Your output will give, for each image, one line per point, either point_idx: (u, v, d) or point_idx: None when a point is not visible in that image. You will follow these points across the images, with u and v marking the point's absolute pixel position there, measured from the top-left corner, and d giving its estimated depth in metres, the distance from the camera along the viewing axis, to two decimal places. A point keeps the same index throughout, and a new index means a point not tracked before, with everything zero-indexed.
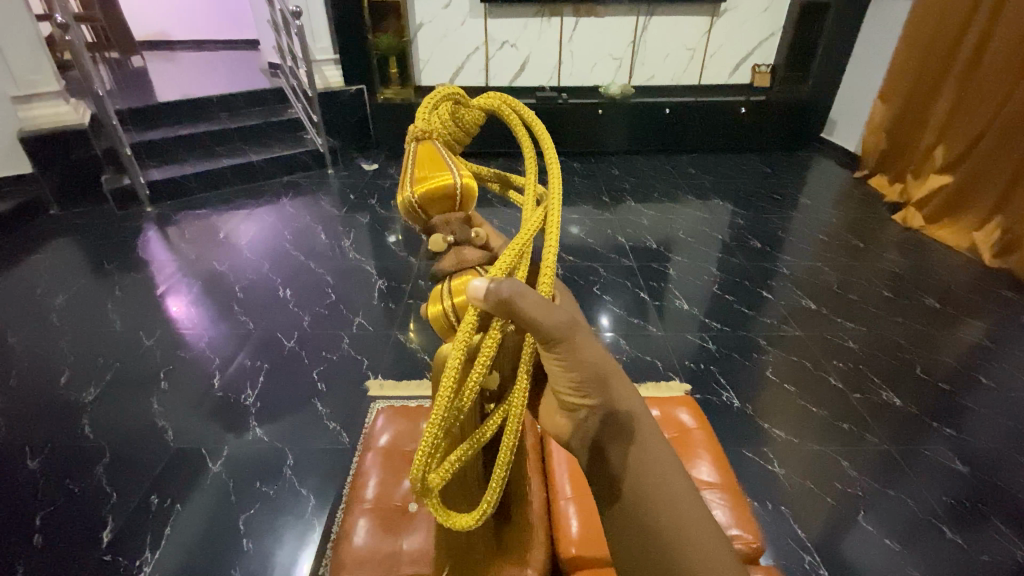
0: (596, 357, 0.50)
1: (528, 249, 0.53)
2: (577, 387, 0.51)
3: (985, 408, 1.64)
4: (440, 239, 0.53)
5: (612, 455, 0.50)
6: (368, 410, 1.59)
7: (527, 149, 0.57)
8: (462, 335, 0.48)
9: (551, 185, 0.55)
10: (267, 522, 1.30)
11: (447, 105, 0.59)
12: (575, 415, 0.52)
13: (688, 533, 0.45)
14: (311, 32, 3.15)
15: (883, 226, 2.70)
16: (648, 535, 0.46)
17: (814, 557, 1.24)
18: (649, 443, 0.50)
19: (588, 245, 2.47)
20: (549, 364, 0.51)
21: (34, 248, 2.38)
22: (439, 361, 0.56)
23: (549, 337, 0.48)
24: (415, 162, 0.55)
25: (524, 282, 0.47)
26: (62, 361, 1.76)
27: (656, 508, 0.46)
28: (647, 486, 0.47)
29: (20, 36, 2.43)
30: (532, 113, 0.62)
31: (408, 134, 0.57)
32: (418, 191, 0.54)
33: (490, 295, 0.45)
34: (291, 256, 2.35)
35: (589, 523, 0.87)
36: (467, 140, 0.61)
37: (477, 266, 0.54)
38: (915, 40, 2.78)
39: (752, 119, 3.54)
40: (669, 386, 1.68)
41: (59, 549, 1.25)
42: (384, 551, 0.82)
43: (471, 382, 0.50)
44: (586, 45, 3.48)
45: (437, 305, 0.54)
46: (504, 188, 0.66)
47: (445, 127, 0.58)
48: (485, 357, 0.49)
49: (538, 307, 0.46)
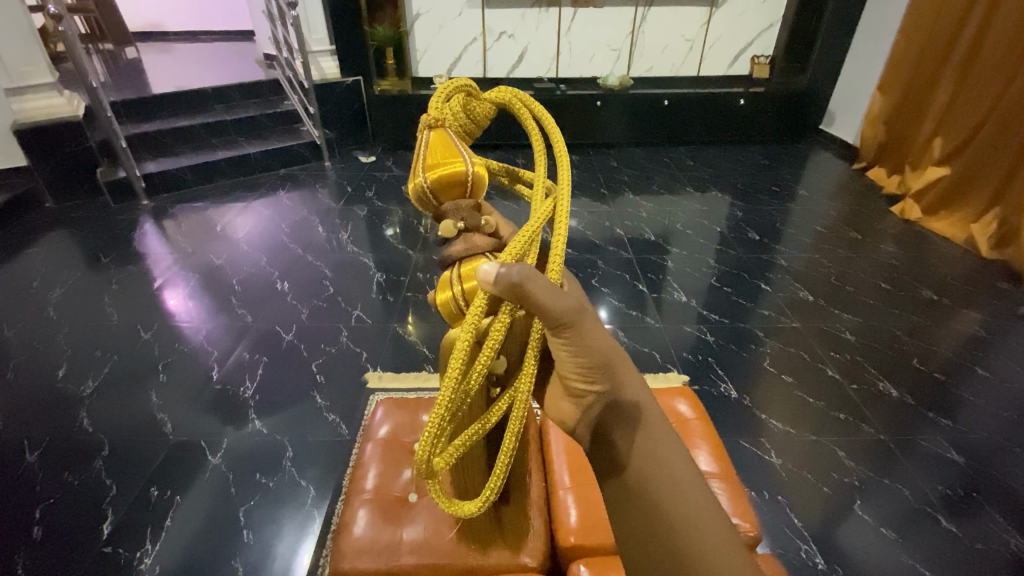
0: (603, 344, 0.50)
1: (538, 237, 0.54)
2: (585, 373, 0.51)
3: (981, 398, 1.65)
4: (450, 225, 0.53)
5: (618, 440, 0.50)
6: (368, 402, 1.59)
7: (537, 142, 0.57)
8: (471, 319, 0.49)
9: (562, 176, 0.55)
10: (267, 513, 1.30)
11: (459, 97, 0.59)
12: (582, 402, 0.52)
13: (692, 517, 0.45)
14: (307, 23, 3.12)
15: (881, 217, 2.71)
16: (651, 520, 0.46)
17: (810, 545, 1.26)
18: (656, 431, 0.50)
19: (587, 237, 2.47)
20: (556, 350, 0.51)
21: (31, 241, 2.37)
22: (447, 346, 0.56)
23: (556, 322, 0.48)
24: (427, 148, 0.55)
25: (534, 267, 0.47)
26: (59, 355, 1.76)
27: (661, 493, 0.47)
28: (652, 470, 0.48)
29: (13, 28, 2.41)
30: (543, 108, 0.61)
31: (421, 121, 0.56)
32: (431, 177, 0.54)
33: (501, 279, 0.46)
34: (289, 248, 2.34)
35: (589, 512, 0.87)
36: (478, 133, 0.61)
37: (487, 252, 0.54)
38: (914, 30, 2.77)
39: (750, 111, 3.53)
40: (668, 377, 1.68)
41: (60, 540, 1.25)
42: (383, 541, 0.83)
43: (478, 366, 0.50)
44: (584, 35, 3.45)
45: (447, 291, 0.53)
46: (513, 182, 0.66)
47: (457, 119, 0.58)
48: (493, 341, 0.49)
49: (547, 293, 0.47)
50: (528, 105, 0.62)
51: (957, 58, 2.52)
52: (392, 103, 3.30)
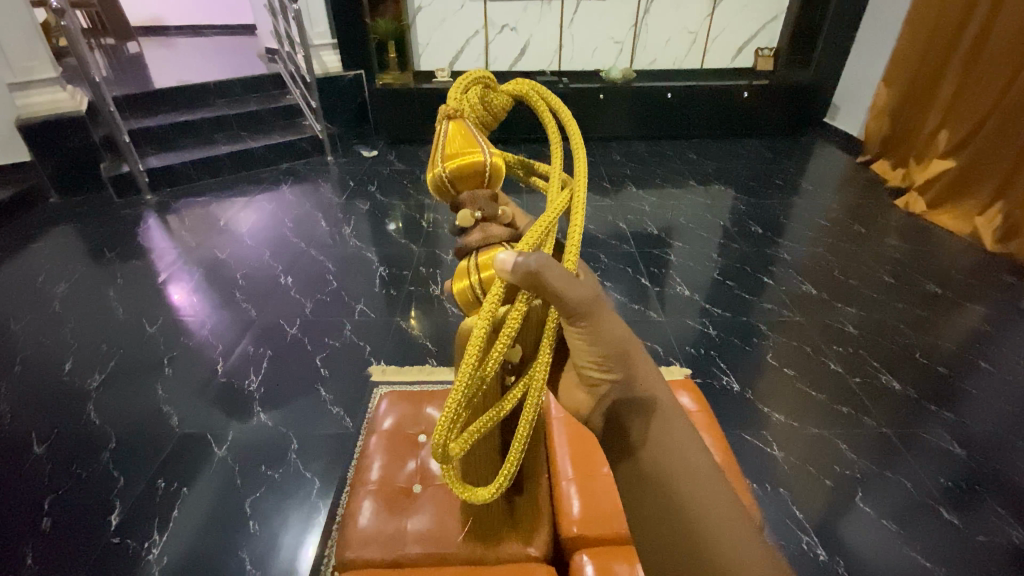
0: (618, 333, 0.52)
1: (554, 228, 0.54)
2: (600, 361, 0.52)
3: (983, 391, 1.65)
4: (468, 214, 0.54)
5: (632, 428, 0.51)
6: (372, 394, 1.60)
7: (553, 136, 0.58)
8: (488, 306, 0.49)
9: (577, 171, 0.56)
10: (273, 505, 1.31)
11: (476, 90, 0.60)
12: (596, 391, 0.54)
13: (705, 500, 0.46)
14: (309, 17, 3.11)
15: (885, 210, 2.70)
16: (666, 505, 0.47)
17: (811, 537, 1.26)
18: (670, 420, 0.51)
19: (589, 231, 2.47)
20: (572, 338, 0.52)
21: (35, 236, 2.38)
22: (462, 334, 0.57)
23: (572, 312, 0.49)
24: (445, 138, 0.56)
25: (552, 257, 0.48)
26: (65, 349, 1.77)
27: (676, 479, 0.48)
28: (667, 457, 0.49)
29: (16, 23, 2.41)
30: (560, 101, 0.62)
31: (440, 112, 0.57)
32: (449, 167, 0.54)
33: (518, 267, 0.47)
34: (291, 243, 2.35)
35: (593, 503, 0.88)
36: (495, 124, 0.62)
37: (504, 242, 0.55)
38: (921, 21, 2.74)
39: (754, 104, 3.51)
40: (670, 369, 1.68)
41: (69, 531, 1.27)
42: (388, 530, 0.84)
43: (495, 352, 0.51)
44: (587, 28, 3.43)
45: (464, 280, 0.54)
46: (528, 174, 0.66)
47: (475, 110, 0.59)
48: (509, 329, 0.50)
49: (565, 282, 0.47)
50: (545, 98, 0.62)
51: (963, 50, 2.50)
52: (394, 97, 3.30)
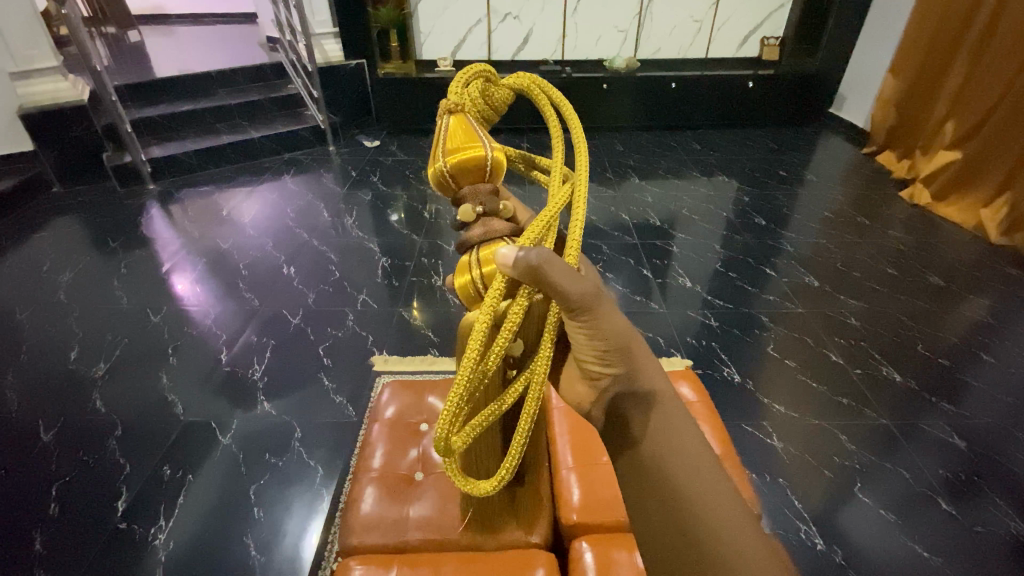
0: (619, 327, 0.52)
1: (555, 222, 0.54)
2: (601, 356, 0.53)
3: (985, 383, 1.65)
4: (469, 210, 0.54)
5: (634, 422, 0.52)
6: (374, 383, 1.62)
7: (555, 129, 0.58)
8: (489, 301, 0.50)
9: (579, 165, 0.56)
10: (277, 492, 1.33)
11: (478, 83, 0.60)
12: (597, 384, 0.54)
13: (705, 494, 0.46)
14: (309, 5, 3.08)
15: (891, 202, 2.68)
16: (665, 499, 0.47)
17: (810, 527, 1.27)
18: (670, 414, 0.51)
19: (591, 222, 2.47)
20: (573, 333, 0.53)
21: (38, 226, 2.39)
22: (464, 328, 0.57)
23: (573, 306, 0.49)
24: (446, 134, 0.56)
25: (553, 251, 0.49)
26: (71, 337, 1.79)
27: (675, 473, 0.48)
28: (667, 451, 0.49)
29: (15, 10, 2.40)
30: (561, 95, 0.61)
31: (441, 106, 0.57)
32: (450, 161, 0.54)
33: (519, 262, 0.47)
34: (293, 233, 2.36)
35: (593, 493, 0.89)
36: (496, 118, 0.62)
37: (505, 237, 0.55)
38: (929, 11, 2.71)
39: (759, 94, 3.48)
40: (671, 360, 1.69)
41: (76, 517, 1.29)
42: (390, 518, 0.85)
43: (496, 346, 0.51)
44: (590, 17, 3.40)
45: (466, 275, 0.54)
46: (530, 168, 0.66)
47: (476, 105, 0.59)
48: (511, 323, 0.51)
49: (566, 277, 0.48)
50: (546, 92, 0.62)
51: (972, 40, 2.47)
52: (396, 86, 3.28)
